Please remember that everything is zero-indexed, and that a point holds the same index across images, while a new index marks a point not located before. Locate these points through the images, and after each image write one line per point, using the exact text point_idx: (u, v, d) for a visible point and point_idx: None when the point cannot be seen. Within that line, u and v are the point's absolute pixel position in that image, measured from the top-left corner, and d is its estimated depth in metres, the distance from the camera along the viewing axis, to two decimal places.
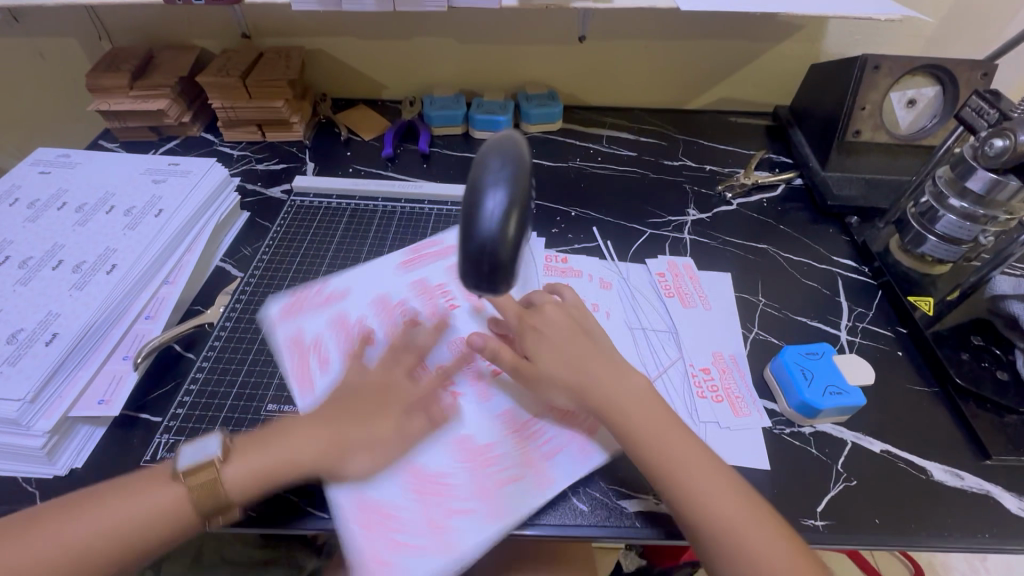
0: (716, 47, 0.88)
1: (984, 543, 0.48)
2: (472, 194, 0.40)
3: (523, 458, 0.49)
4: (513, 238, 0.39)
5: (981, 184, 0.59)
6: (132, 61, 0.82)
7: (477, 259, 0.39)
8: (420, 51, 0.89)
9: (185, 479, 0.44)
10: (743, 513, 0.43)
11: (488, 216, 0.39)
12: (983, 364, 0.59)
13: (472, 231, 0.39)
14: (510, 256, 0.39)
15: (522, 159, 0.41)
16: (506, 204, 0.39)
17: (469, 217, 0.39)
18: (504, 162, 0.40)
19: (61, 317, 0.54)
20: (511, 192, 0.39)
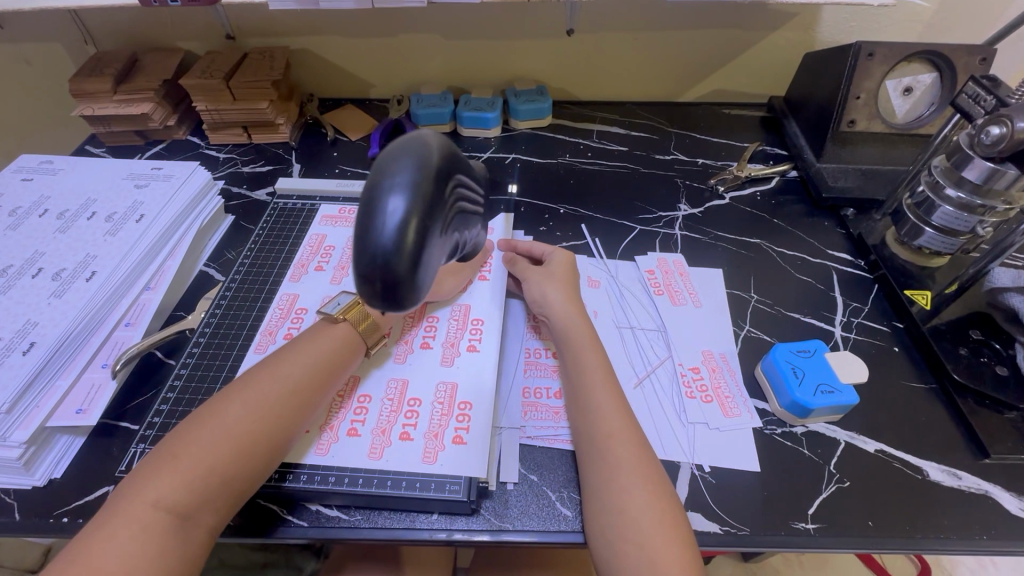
0: (707, 38, 0.86)
1: (983, 544, 0.46)
2: (366, 198, 0.30)
3: (431, 446, 0.49)
4: (417, 252, 0.30)
5: (978, 174, 0.56)
6: (115, 65, 0.81)
7: (370, 279, 0.30)
8: (406, 48, 0.88)
9: (348, 317, 0.53)
10: (660, 531, 0.42)
11: (384, 224, 0.29)
12: (982, 359, 0.57)
13: (364, 244, 0.30)
14: (412, 272, 0.30)
15: (432, 155, 0.32)
16: (409, 208, 0.30)
17: (362, 226, 0.30)
18: (406, 160, 0.31)
19: (39, 326, 0.54)
20: (415, 195, 0.30)
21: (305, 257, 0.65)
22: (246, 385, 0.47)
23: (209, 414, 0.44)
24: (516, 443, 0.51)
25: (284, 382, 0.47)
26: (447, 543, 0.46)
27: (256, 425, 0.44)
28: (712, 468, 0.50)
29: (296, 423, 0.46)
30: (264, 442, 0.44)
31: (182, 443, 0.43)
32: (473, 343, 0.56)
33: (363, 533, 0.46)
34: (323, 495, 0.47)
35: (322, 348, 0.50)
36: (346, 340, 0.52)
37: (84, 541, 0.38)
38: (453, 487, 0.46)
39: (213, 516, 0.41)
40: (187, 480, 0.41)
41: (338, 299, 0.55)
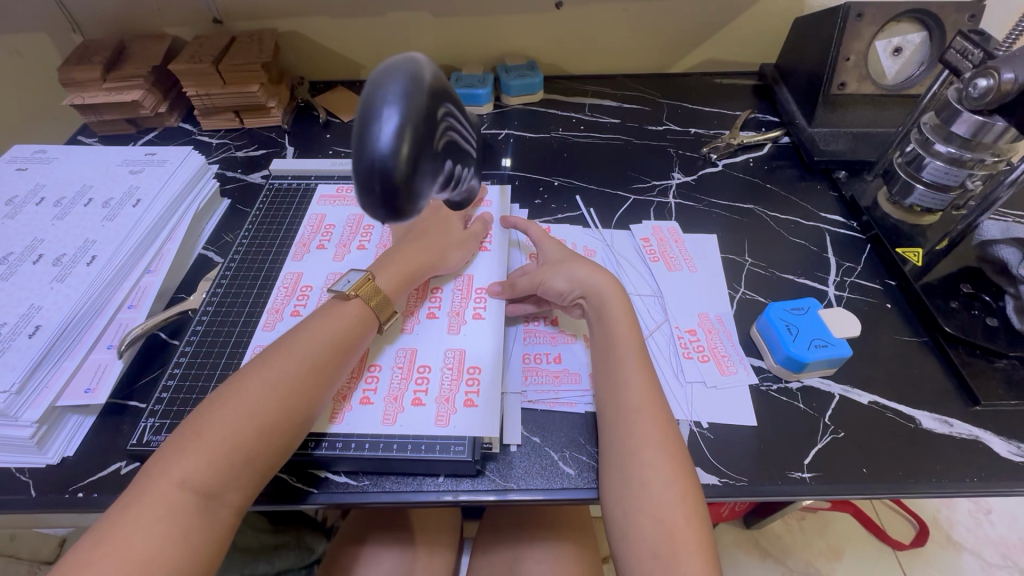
0: (697, 7, 0.85)
1: (972, 486, 0.48)
2: (361, 108, 0.30)
3: (442, 410, 0.50)
4: (414, 163, 0.30)
5: (966, 128, 0.57)
6: (103, 53, 0.81)
7: (367, 186, 0.30)
8: (395, 27, 0.88)
9: (359, 294, 0.53)
10: (682, 508, 0.43)
11: (379, 133, 0.29)
12: (973, 311, 0.58)
13: (361, 151, 0.30)
14: (409, 181, 0.30)
15: (429, 68, 0.32)
16: (403, 118, 0.30)
17: (358, 135, 0.30)
18: (401, 71, 0.31)
19: (44, 309, 0.54)
20: (410, 104, 0.30)
21: (306, 236, 0.66)
22: (265, 363, 0.47)
23: (230, 394, 0.45)
24: (518, 407, 0.52)
25: (301, 360, 0.47)
26: (454, 504, 0.48)
27: (276, 404, 0.45)
28: (709, 424, 0.51)
29: (315, 400, 0.47)
30: (284, 421, 0.45)
31: (203, 423, 0.43)
32: (478, 313, 0.57)
33: (372, 496, 0.48)
34: (332, 462, 0.48)
35: (335, 326, 0.50)
36: (358, 316, 0.52)
37: (111, 518, 0.39)
38: (458, 448, 0.47)
39: (237, 495, 0.43)
40: (211, 459, 0.41)
41: (349, 276, 0.55)
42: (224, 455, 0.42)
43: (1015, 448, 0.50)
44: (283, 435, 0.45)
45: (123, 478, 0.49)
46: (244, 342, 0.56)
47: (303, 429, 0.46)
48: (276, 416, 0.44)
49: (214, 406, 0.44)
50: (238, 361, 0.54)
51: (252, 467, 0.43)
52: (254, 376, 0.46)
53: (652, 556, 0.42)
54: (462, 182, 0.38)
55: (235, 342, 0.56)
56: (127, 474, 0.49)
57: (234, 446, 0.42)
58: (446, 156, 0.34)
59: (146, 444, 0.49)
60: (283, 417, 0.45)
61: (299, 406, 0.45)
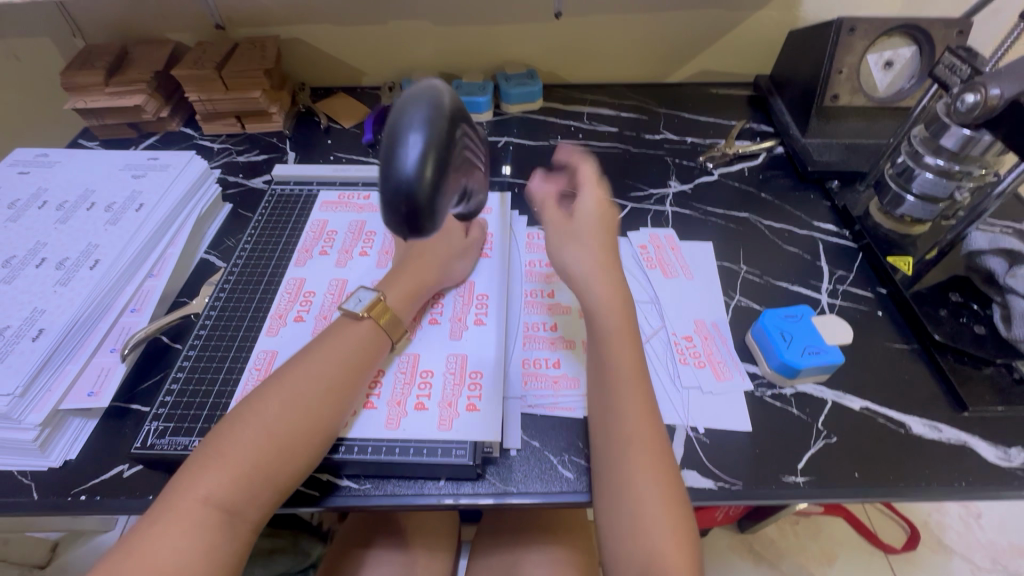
0: (693, 19, 0.87)
1: (961, 491, 0.49)
2: (386, 135, 0.32)
3: (445, 414, 0.50)
4: (436, 185, 0.32)
5: (954, 141, 0.59)
6: (106, 58, 0.82)
7: (393, 207, 0.31)
8: (397, 35, 0.89)
9: (371, 314, 0.53)
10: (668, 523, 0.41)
11: (404, 157, 0.31)
12: (961, 320, 0.59)
13: (387, 174, 0.31)
14: (433, 201, 0.31)
15: (447, 96, 0.34)
16: (427, 143, 0.31)
17: (383, 159, 0.31)
18: (422, 99, 0.32)
19: (47, 312, 0.55)
20: (432, 128, 0.31)
21: (308, 242, 0.67)
22: (281, 382, 0.47)
23: (248, 414, 0.45)
24: (518, 411, 0.53)
25: (317, 380, 0.48)
26: (454, 507, 0.48)
27: (297, 423, 0.45)
28: (705, 429, 0.52)
29: (335, 419, 0.47)
30: (306, 439, 0.45)
31: (225, 442, 0.44)
32: (478, 319, 0.58)
33: (373, 500, 0.48)
34: (334, 465, 0.49)
35: (349, 344, 0.51)
36: (370, 335, 0.52)
37: (138, 532, 0.40)
38: (460, 452, 0.48)
39: (256, 511, 0.43)
40: (234, 478, 0.42)
41: (359, 294, 0.55)
42: (247, 474, 0.42)
43: (1002, 453, 0.51)
44: (303, 455, 0.45)
45: (126, 481, 0.49)
46: (247, 347, 0.57)
47: (324, 447, 0.46)
48: (295, 437, 0.45)
49: (234, 425, 0.44)
50: (246, 377, 0.54)
51: (274, 484, 0.44)
52: (272, 395, 0.46)
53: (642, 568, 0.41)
54: (471, 198, 0.40)
55: (239, 345, 0.57)
56: (130, 477, 0.49)
57: (255, 465, 0.43)
58: (462, 175, 0.35)
59: (150, 447, 0.49)
60: (302, 437, 0.45)
61: (316, 426, 0.46)
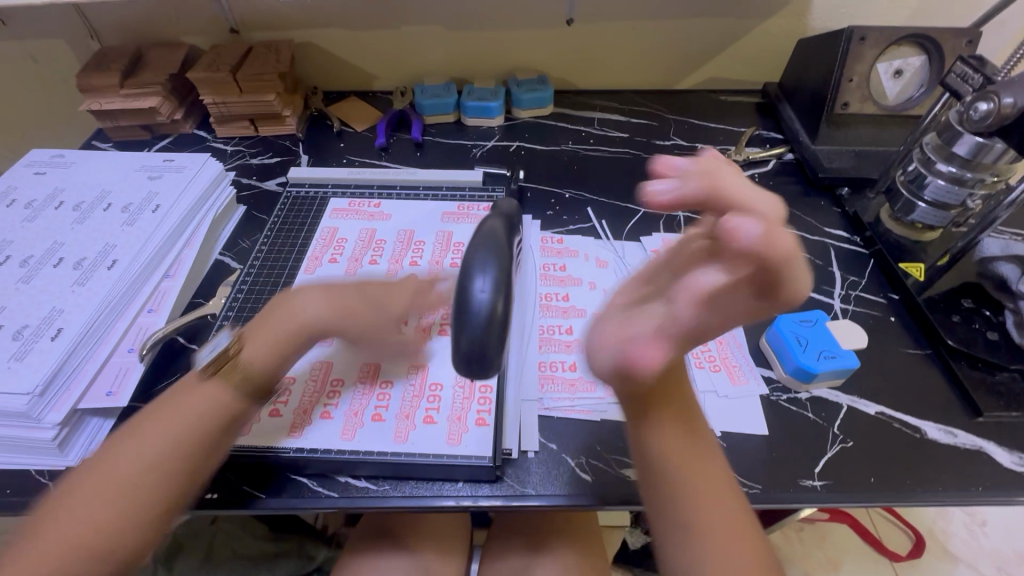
0: (703, 26, 0.88)
1: (977, 496, 0.49)
2: (460, 275, 0.40)
3: (454, 428, 0.51)
4: (503, 315, 0.40)
5: (967, 148, 0.60)
6: (121, 60, 0.82)
7: (465, 354, 0.39)
8: (409, 40, 0.89)
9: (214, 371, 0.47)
10: (736, 543, 0.39)
11: (478, 296, 0.39)
12: (974, 326, 0.60)
13: (466, 312, 0.39)
14: (497, 347, 0.40)
15: (501, 240, 0.44)
16: (492, 280, 0.40)
17: (460, 301, 0.40)
18: (486, 244, 0.43)
19: (65, 312, 0.55)
20: (497, 273, 0.40)
21: (317, 248, 0.67)
22: (122, 453, 0.42)
23: (64, 487, 0.40)
24: (535, 414, 0.53)
25: (126, 449, 0.42)
26: (471, 509, 0.48)
27: (165, 449, 0.42)
28: (722, 432, 0.53)
29: (213, 446, 0.45)
30: (178, 464, 0.43)
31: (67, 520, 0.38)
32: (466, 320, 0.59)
33: (392, 501, 0.48)
34: (353, 466, 0.49)
35: (243, 376, 0.47)
36: (220, 392, 0.46)
37: None
38: (480, 454, 0.49)
39: (137, 540, 0.40)
40: (42, 565, 0.37)
41: (215, 341, 0.52)
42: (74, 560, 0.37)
43: (1017, 458, 0.51)
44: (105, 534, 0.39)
45: None
46: None
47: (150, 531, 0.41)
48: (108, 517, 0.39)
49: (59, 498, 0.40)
50: None
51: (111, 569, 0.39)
52: (94, 466, 0.41)
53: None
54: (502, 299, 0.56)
55: None
56: None
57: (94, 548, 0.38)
58: None
59: None
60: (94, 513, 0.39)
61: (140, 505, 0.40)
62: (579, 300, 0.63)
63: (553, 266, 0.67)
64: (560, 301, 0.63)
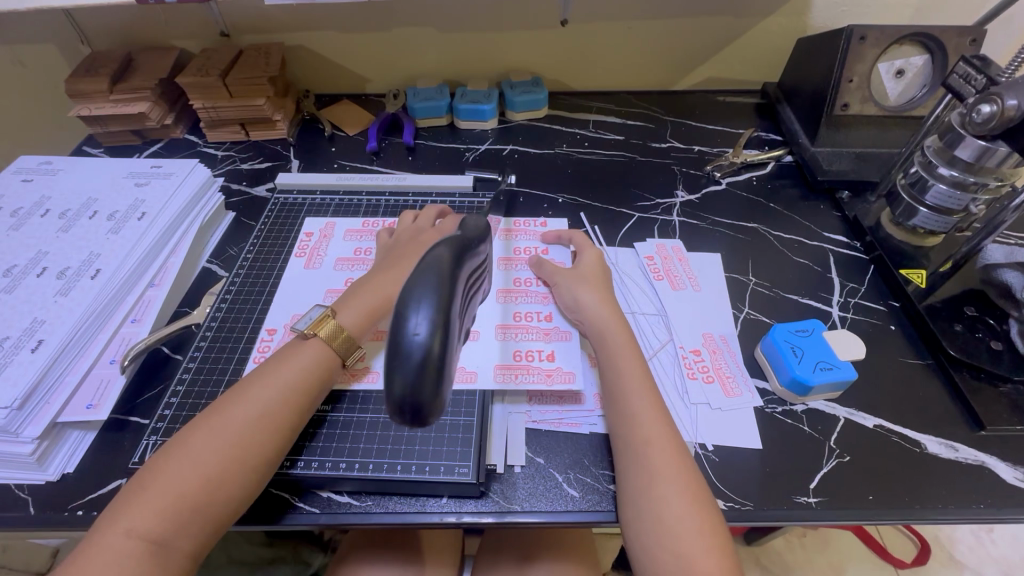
0: (700, 26, 0.86)
1: (979, 513, 0.47)
2: (394, 306, 0.32)
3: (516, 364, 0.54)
4: (442, 357, 0.31)
5: (970, 152, 0.57)
6: (110, 65, 0.81)
7: (398, 410, 0.31)
8: (401, 42, 0.88)
9: (317, 332, 0.50)
10: (702, 540, 0.41)
11: (409, 340, 0.31)
12: (977, 334, 0.58)
13: (395, 355, 0.31)
14: (435, 397, 0.31)
15: (447, 262, 0.34)
16: (431, 316, 0.31)
17: (389, 343, 0.31)
18: (427, 269, 0.33)
19: (47, 323, 0.54)
20: (438, 307, 0.32)
21: (317, 245, 0.66)
22: (192, 439, 0.43)
23: (159, 464, 0.42)
24: (522, 427, 0.52)
25: (206, 448, 0.43)
26: (457, 526, 0.47)
27: (227, 461, 0.42)
28: (715, 447, 0.51)
29: (275, 450, 0.45)
30: (240, 477, 0.43)
31: (158, 477, 0.41)
32: (505, 334, 0.57)
33: (375, 518, 0.47)
34: (335, 482, 0.48)
35: (289, 369, 0.47)
36: (319, 358, 0.49)
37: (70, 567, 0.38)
38: (463, 470, 0.48)
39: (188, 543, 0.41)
40: (136, 534, 0.39)
41: (311, 313, 0.52)
42: (157, 531, 0.39)
43: (1022, 474, 0.50)
44: (196, 517, 0.41)
45: None
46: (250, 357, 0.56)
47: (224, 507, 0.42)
48: (187, 500, 0.41)
49: (145, 479, 0.42)
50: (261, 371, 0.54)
51: (182, 554, 0.40)
52: (178, 454, 0.42)
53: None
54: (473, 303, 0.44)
55: (240, 357, 0.56)
56: None
57: (152, 539, 0.39)
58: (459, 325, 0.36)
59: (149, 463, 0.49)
60: (182, 493, 0.41)
61: (225, 486, 0.42)
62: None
63: (532, 250, 0.66)
64: (539, 286, 0.62)
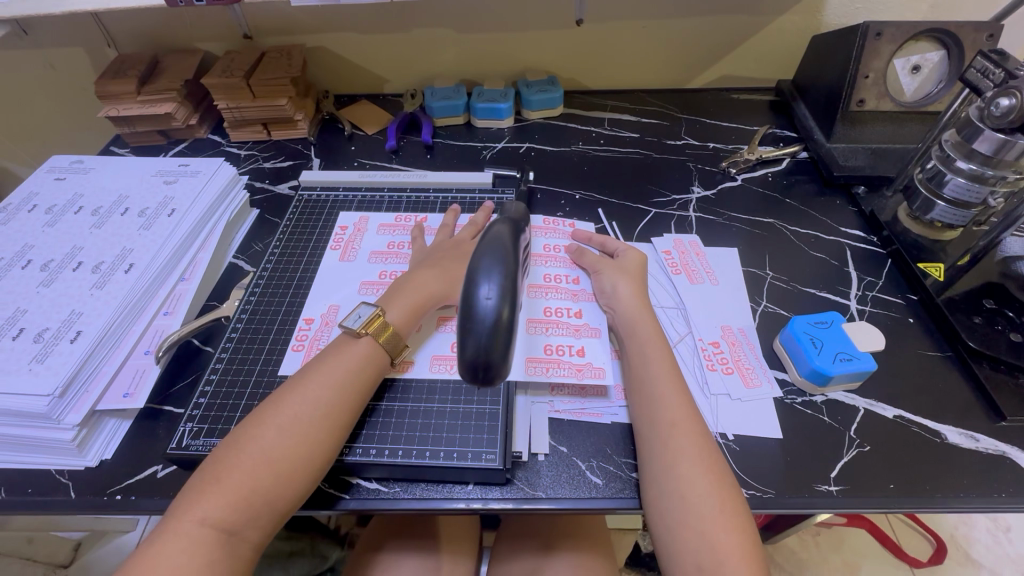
0: (715, 23, 0.87)
1: (999, 502, 0.48)
2: (467, 283, 0.40)
3: (547, 356, 0.55)
4: (509, 320, 0.39)
5: (989, 146, 0.58)
6: (138, 67, 0.84)
7: (473, 368, 0.39)
8: (419, 43, 0.90)
9: (369, 331, 0.51)
10: (723, 520, 0.42)
11: (482, 303, 0.39)
12: (996, 327, 0.58)
13: (471, 319, 0.39)
14: (504, 355, 0.39)
15: (508, 248, 0.42)
16: (499, 288, 0.40)
17: (465, 310, 0.39)
18: (492, 250, 0.42)
19: (84, 315, 0.56)
20: (504, 281, 0.40)
21: (351, 238, 0.68)
22: (252, 431, 0.45)
23: (222, 456, 0.44)
24: (545, 416, 0.53)
25: (267, 439, 0.44)
26: (482, 512, 0.48)
27: (291, 449, 0.44)
28: (735, 436, 0.52)
29: (330, 440, 0.46)
30: (303, 466, 0.44)
31: (222, 467, 0.43)
32: (535, 328, 0.58)
33: (403, 503, 0.48)
34: (365, 468, 0.49)
35: (347, 366, 0.49)
36: (368, 354, 0.51)
37: (140, 554, 0.40)
38: (489, 456, 0.49)
39: (256, 532, 0.43)
40: (203, 522, 0.41)
41: (359, 310, 0.54)
42: (222, 518, 0.41)
43: None
44: (258, 506, 0.43)
45: (159, 481, 0.50)
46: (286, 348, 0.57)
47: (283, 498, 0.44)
48: (251, 489, 0.42)
49: (210, 469, 0.43)
50: (301, 359, 0.56)
51: (246, 544, 0.42)
52: (239, 446, 0.44)
53: (694, 567, 0.41)
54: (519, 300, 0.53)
55: (271, 349, 0.57)
56: (164, 477, 0.50)
57: (219, 527, 0.41)
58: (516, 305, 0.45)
59: (185, 448, 0.50)
60: (247, 482, 0.43)
61: (284, 478, 0.43)
62: (589, 283, 0.63)
63: (562, 248, 0.67)
64: (570, 282, 0.63)
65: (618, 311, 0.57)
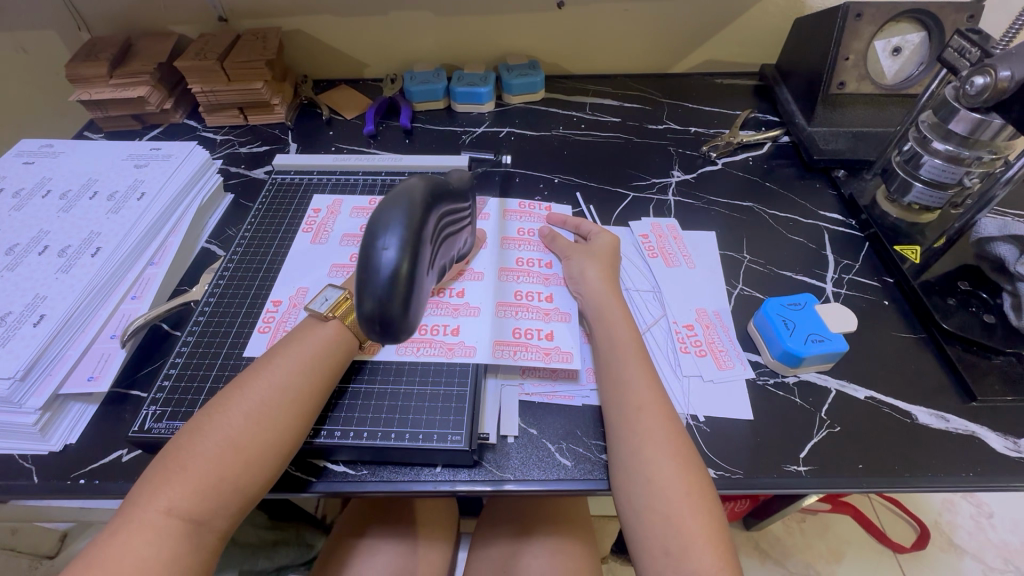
0: (698, 6, 0.86)
1: (968, 481, 0.48)
2: (369, 234, 0.40)
3: (517, 339, 0.55)
4: (410, 275, 0.39)
5: (964, 125, 0.58)
6: (110, 50, 0.82)
7: (370, 321, 0.39)
8: (398, 25, 0.88)
9: (337, 315, 0.51)
10: (689, 501, 0.42)
11: (382, 255, 0.38)
12: (970, 308, 0.58)
13: (368, 271, 0.39)
14: (405, 310, 0.40)
15: (417, 199, 0.41)
16: (401, 241, 0.39)
17: (364, 261, 0.39)
18: (398, 201, 0.40)
19: (48, 299, 0.55)
20: (406, 234, 0.39)
21: (323, 221, 0.67)
22: (216, 417, 0.44)
23: (185, 444, 0.42)
24: (516, 399, 0.53)
25: (233, 426, 0.43)
26: (450, 494, 0.48)
27: (259, 435, 0.43)
28: (705, 417, 0.52)
29: (297, 425, 0.45)
30: (271, 452, 0.43)
31: (186, 455, 0.42)
32: (505, 310, 0.57)
33: (370, 486, 0.48)
34: (333, 451, 0.49)
35: (315, 350, 0.49)
36: (337, 338, 0.50)
37: (98, 546, 0.38)
38: (455, 438, 0.48)
39: (223, 520, 0.42)
40: (168, 512, 0.39)
41: (325, 293, 0.53)
42: (188, 509, 0.40)
43: (1011, 443, 0.50)
44: (226, 494, 0.41)
45: (124, 466, 0.49)
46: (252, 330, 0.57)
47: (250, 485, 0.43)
48: (219, 478, 0.41)
49: (172, 458, 0.42)
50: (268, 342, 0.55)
51: (213, 533, 0.41)
52: (204, 433, 0.43)
53: (662, 551, 0.41)
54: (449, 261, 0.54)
55: (238, 333, 0.57)
56: (129, 461, 0.50)
57: (186, 518, 0.40)
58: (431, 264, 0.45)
59: (148, 431, 0.49)
60: (214, 470, 0.41)
61: (252, 464, 0.42)
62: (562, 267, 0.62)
63: (535, 232, 0.66)
64: (542, 267, 0.62)
65: (590, 294, 0.56)
